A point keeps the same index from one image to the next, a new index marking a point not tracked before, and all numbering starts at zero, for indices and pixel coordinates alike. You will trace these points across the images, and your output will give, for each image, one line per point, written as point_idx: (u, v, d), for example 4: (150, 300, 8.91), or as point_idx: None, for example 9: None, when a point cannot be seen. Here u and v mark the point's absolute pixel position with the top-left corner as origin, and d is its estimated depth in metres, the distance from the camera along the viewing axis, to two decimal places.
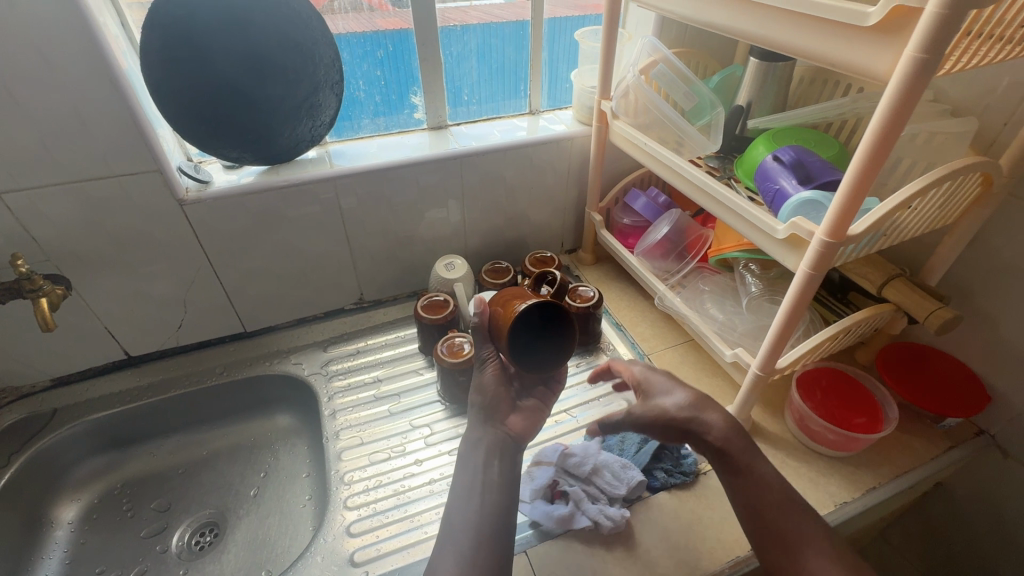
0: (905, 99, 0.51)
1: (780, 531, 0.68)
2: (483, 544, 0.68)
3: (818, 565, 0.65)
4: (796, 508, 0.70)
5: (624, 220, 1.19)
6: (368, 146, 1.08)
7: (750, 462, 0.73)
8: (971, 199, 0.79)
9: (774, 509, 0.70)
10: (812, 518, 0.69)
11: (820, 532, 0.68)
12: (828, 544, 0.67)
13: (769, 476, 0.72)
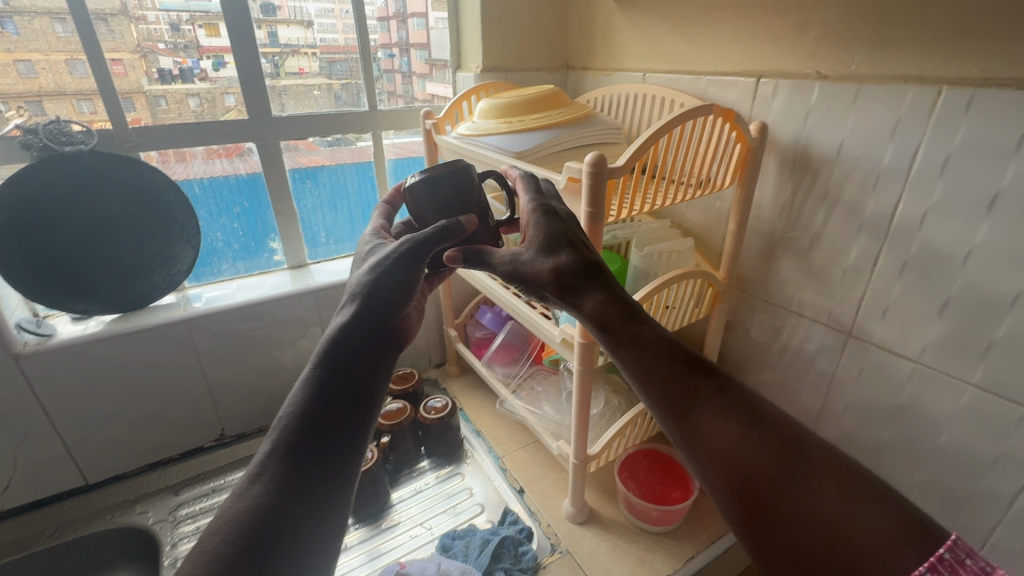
0: (593, 235, 0.71)
1: (671, 400, 0.51)
2: (295, 482, 0.47)
3: (716, 430, 0.48)
4: (688, 367, 0.53)
5: (476, 334, 1.33)
6: (227, 289, 1.19)
7: (635, 329, 0.56)
8: (713, 297, 1.00)
9: (662, 372, 0.53)
10: (708, 375, 0.52)
11: (724, 388, 0.50)
12: (730, 402, 0.49)
13: (657, 338, 0.55)
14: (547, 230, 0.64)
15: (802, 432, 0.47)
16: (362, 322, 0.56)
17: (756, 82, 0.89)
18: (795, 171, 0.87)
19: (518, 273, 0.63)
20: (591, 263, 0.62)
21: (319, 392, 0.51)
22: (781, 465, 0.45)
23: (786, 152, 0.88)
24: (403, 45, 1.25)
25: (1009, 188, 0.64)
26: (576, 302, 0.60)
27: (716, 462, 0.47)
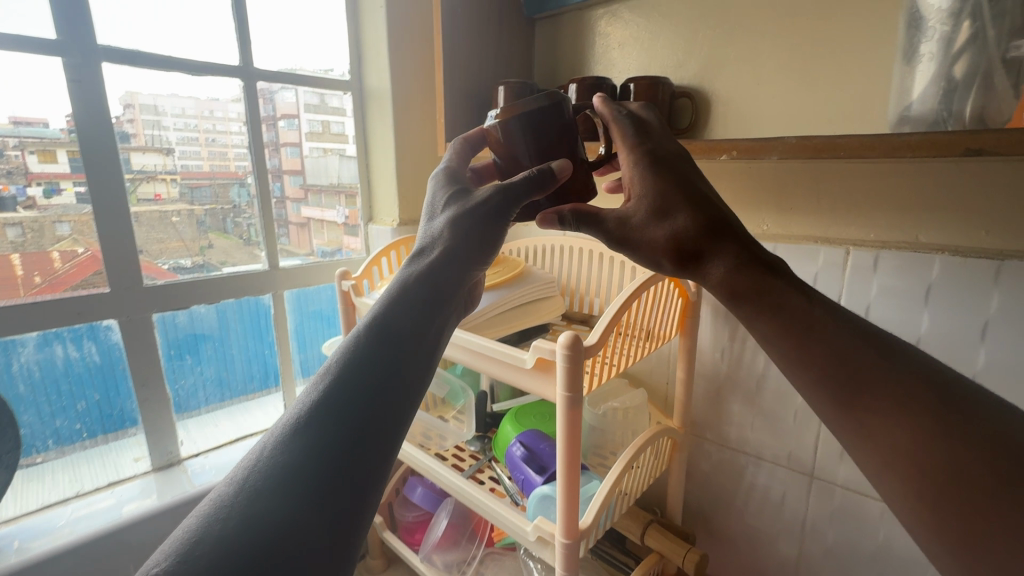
0: (573, 417, 0.63)
1: (842, 390, 0.49)
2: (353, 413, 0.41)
3: (895, 421, 0.45)
4: (865, 351, 0.48)
5: (407, 515, 1.12)
6: (58, 519, 0.87)
7: (776, 302, 0.53)
8: (671, 446, 0.95)
9: (824, 351, 0.50)
10: (892, 363, 0.47)
11: (905, 369, 0.47)
12: (919, 392, 0.45)
13: (808, 311, 0.51)
14: (660, 184, 0.56)
15: (1022, 425, 0.42)
16: (427, 275, 0.52)
17: None
18: (729, 318, 0.91)
19: (627, 241, 0.57)
20: (717, 223, 0.55)
21: (373, 347, 0.45)
22: (996, 469, 0.40)
23: (717, 302, 0.91)
24: (276, 171, 1.07)
25: (928, 335, 0.71)
26: (699, 270, 0.56)
27: (909, 462, 0.44)
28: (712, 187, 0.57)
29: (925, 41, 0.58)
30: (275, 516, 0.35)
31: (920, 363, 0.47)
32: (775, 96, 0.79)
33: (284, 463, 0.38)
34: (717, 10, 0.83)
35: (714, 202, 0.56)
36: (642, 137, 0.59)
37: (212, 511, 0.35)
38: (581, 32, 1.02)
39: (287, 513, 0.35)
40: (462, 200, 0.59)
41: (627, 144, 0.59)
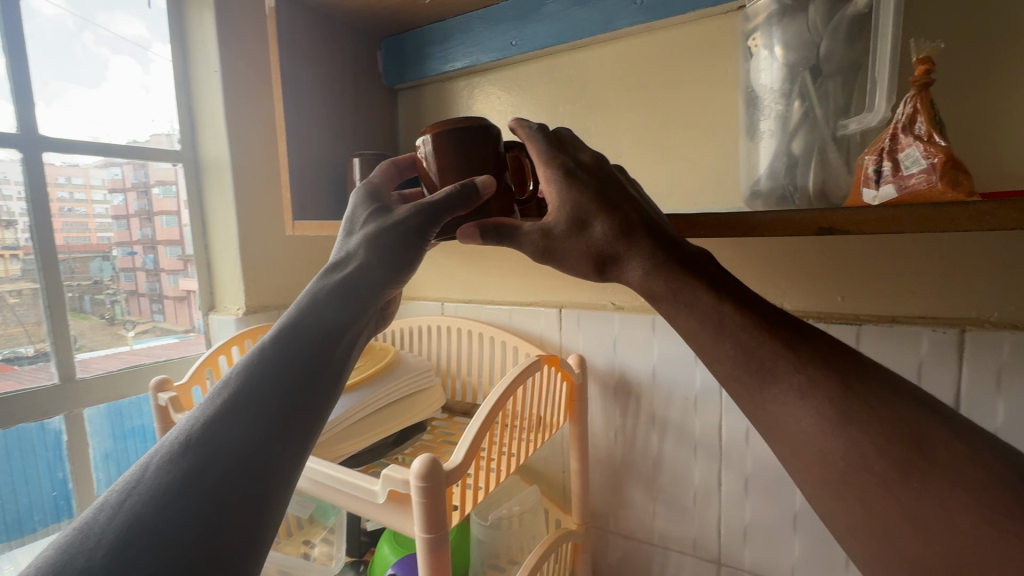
0: (438, 558, 0.50)
1: (746, 384, 0.42)
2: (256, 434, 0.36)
3: (797, 410, 0.40)
4: (762, 335, 0.42)
5: None
6: None
7: (687, 301, 0.44)
8: (573, 548, 0.83)
9: (738, 346, 0.42)
10: (792, 345, 0.41)
11: (815, 357, 0.40)
12: (817, 375, 0.40)
13: (716, 305, 0.43)
14: (565, 193, 0.47)
15: (912, 407, 0.38)
16: (340, 290, 0.45)
17: (558, 313, 0.87)
18: (619, 396, 0.84)
19: (553, 254, 0.48)
20: (636, 227, 0.46)
21: (279, 362, 0.40)
22: (893, 460, 0.36)
23: (604, 379, 0.85)
24: (147, 243, 0.98)
25: None
26: (614, 276, 0.48)
27: (812, 457, 0.39)
28: (636, 192, 0.50)
29: (763, 119, 0.58)
30: (157, 552, 0.29)
31: (825, 346, 0.41)
32: (636, 168, 0.78)
33: (167, 492, 0.32)
34: (575, 83, 0.82)
35: (631, 208, 0.47)
36: (547, 149, 0.50)
37: (73, 549, 0.29)
38: (444, 103, 0.97)
39: (166, 551, 0.30)
40: (383, 215, 0.51)
41: (537, 161, 0.50)
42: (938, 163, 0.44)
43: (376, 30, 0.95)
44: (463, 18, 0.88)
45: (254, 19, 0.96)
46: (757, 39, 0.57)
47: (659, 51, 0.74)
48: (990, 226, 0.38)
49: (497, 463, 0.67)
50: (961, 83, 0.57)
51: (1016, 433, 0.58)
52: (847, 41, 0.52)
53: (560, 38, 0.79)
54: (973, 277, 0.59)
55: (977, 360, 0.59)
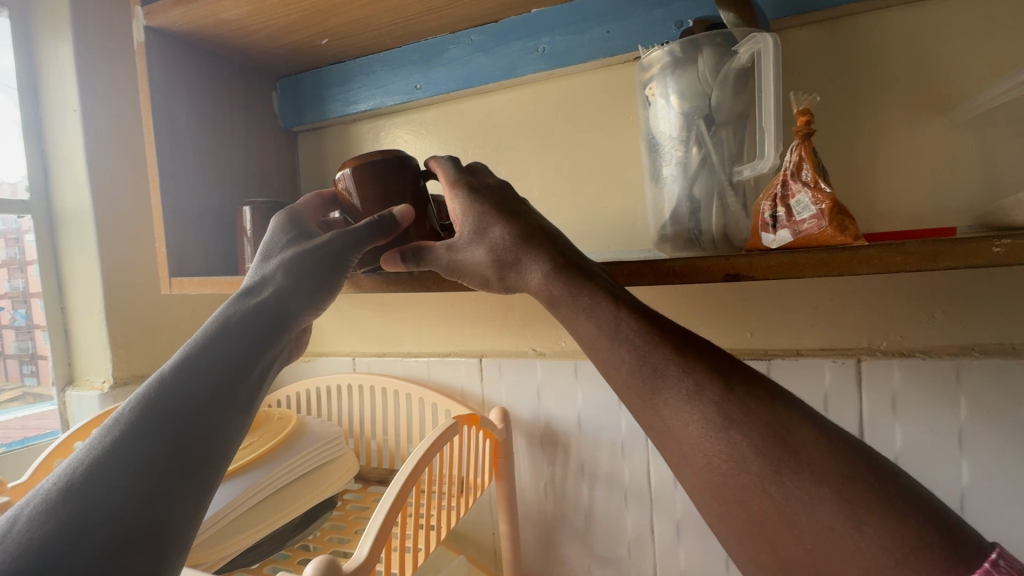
0: None
1: (637, 389, 0.40)
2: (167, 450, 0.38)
3: (683, 410, 0.38)
4: (652, 342, 0.40)
5: None
6: None
7: (585, 306, 0.42)
8: None
9: (629, 350, 0.40)
10: (681, 349, 0.40)
11: (701, 360, 0.39)
12: (702, 376, 0.38)
13: (612, 310, 0.42)
14: (470, 203, 0.48)
15: (788, 407, 0.37)
16: (254, 311, 0.48)
17: (479, 363, 0.82)
18: (546, 447, 0.80)
19: (456, 269, 0.49)
20: (535, 231, 0.46)
21: (194, 374, 0.42)
22: (769, 460, 0.35)
23: (530, 430, 0.80)
24: (18, 296, 0.85)
25: None
26: (513, 281, 0.46)
27: (698, 461, 0.37)
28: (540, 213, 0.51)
29: (665, 165, 0.59)
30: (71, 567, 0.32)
31: (712, 350, 0.40)
32: (549, 211, 0.77)
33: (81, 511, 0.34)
34: (482, 127, 0.81)
35: (533, 218, 0.48)
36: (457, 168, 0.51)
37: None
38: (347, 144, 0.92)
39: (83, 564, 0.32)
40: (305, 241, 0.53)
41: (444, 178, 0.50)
42: (826, 209, 0.45)
43: (269, 69, 0.89)
44: (365, 60, 0.85)
45: (125, 55, 0.86)
46: (654, 88, 0.58)
47: (563, 96, 0.75)
48: (880, 269, 0.39)
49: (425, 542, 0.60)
50: (834, 131, 0.62)
51: (914, 454, 0.61)
52: (735, 92, 0.54)
53: (465, 82, 0.78)
54: (862, 309, 0.63)
55: (874, 386, 0.62)
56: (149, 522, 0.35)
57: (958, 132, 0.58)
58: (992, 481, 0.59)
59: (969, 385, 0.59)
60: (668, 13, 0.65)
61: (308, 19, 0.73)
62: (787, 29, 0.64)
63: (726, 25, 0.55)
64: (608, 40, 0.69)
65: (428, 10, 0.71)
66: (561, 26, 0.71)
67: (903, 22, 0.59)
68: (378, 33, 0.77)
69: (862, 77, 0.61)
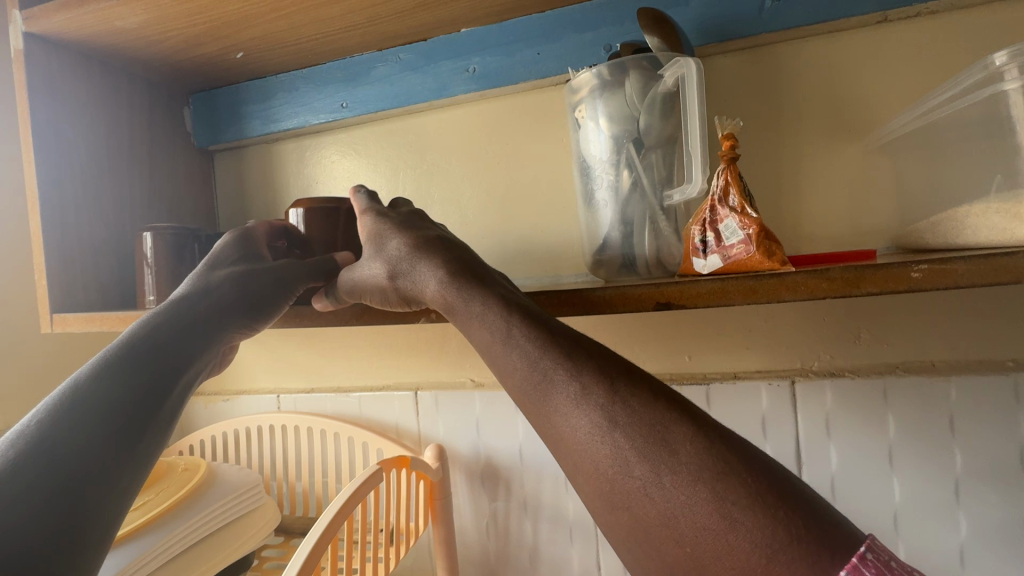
0: None
1: (529, 396, 0.38)
2: (125, 409, 0.40)
3: (571, 413, 0.36)
4: (544, 346, 0.39)
5: None
6: None
7: (476, 314, 0.42)
8: None
9: (519, 356, 0.39)
10: (570, 351, 0.38)
11: (589, 362, 0.38)
12: (588, 378, 0.37)
13: (502, 316, 0.41)
14: (375, 223, 0.50)
15: (672, 403, 0.36)
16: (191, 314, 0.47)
17: (414, 396, 0.77)
18: (486, 484, 0.75)
19: (358, 288, 0.50)
20: (431, 243, 0.47)
21: (148, 347, 0.44)
22: (650, 461, 0.34)
23: (469, 466, 0.76)
24: None
25: None
26: (410, 291, 0.47)
27: (587, 468, 0.35)
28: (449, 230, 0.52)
29: (598, 188, 0.57)
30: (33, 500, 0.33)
31: (600, 350, 0.39)
32: (484, 235, 0.74)
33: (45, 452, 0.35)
34: (413, 148, 0.77)
35: (431, 232, 0.49)
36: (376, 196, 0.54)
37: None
38: (269, 164, 0.86)
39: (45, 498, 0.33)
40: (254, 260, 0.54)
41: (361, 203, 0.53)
42: (752, 234, 0.45)
43: (180, 84, 0.82)
44: (287, 77, 0.80)
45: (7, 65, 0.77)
46: (582, 111, 0.57)
47: (496, 117, 0.73)
48: (805, 296, 0.39)
49: None
50: (759, 156, 0.63)
51: (849, 474, 0.61)
52: (662, 116, 0.54)
53: (393, 102, 0.74)
54: (794, 331, 0.64)
55: (808, 407, 0.62)
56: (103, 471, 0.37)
57: (871, 157, 0.60)
58: (921, 497, 0.59)
59: (894, 403, 0.60)
60: (597, 37, 0.65)
61: (218, 31, 0.68)
62: (712, 56, 0.65)
63: (651, 50, 0.55)
64: (538, 62, 0.67)
65: (351, 26, 0.68)
66: (491, 46, 0.69)
67: (817, 52, 0.62)
68: (298, 48, 0.73)
69: (782, 104, 0.63)
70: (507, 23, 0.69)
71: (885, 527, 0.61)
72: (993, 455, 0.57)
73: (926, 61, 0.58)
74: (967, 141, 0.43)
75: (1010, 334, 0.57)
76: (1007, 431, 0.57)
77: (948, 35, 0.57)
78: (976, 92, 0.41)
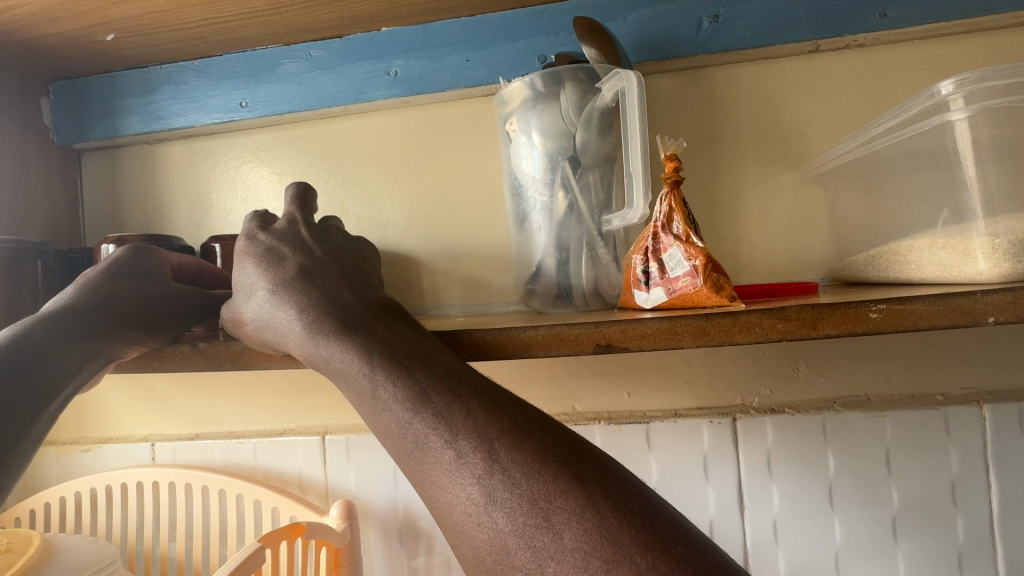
0: None
1: (409, 467, 0.35)
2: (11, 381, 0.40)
3: (447, 484, 0.33)
4: (419, 407, 0.35)
5: None
6: None
7: (345, 373, 0.38)
8: None
9: (392, 419, 0.36)
10: (446, 408, 0.34)
11: (466, 424, 0.34)
12: (464, 443, 0.33)
13: (371, 374, 0.37)
14: (247, 251, 0.45)
15: (562, 470, 0.32)
16: (81, 319, 0.45)
17: (321, 442, 0.66)
18: (406, 541, 0.65)
19: (233, 327, 0.45)
20: (296, 282, 0.42)
21: (60, 325, 0.44)
22: (530, 547, 0.30)
23: (385, 521, 0.66)
24: None
25: None
26: (280, 342, 0.42)
27: (467, 553, 0.32)
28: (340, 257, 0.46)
29: (530, 211, 0.51)
30: None
31: (484, 405, 0.34)
32: (406, 257, 0.66)
33: None
34: (325, 157, 0.68)
35: (301, 261, 0.44)
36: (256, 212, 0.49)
37: None
38: (149, 169, 0.73)
39: None
40: (156, 279, 0.50)
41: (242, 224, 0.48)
42: (699, 266, 0.40)
43: (35, 68, 0.68)
44: (174, 68, 0.68)
45: None
46: (514, 124, 0.51)
47: (420, 127, 0.65)
48: (760, 338, 0.34)
49: None
50: (699, 181, 0.60)
51: (791, 517, 0.58)
52: (600, 134, 0.49)
53: (301, 104, 0.65)
54: (735, 365, 0.60)
55: (750, 445, 0.59)
56: None
57: (807, 187, 0.59)
58: (861, 538, 0.57)
59: (833, 438, 0.58)
60: (531, 46, 0.60)
61: (76, 5, 0.56)
62: (650, 75, 0.62)
63: (589, 61, 0.50)
64: (467, 69, 0.61)
65: (249, 13, 0.59)
66: (415, 49, 0.62)
67: (754, 78, 0.60)
68: (186, 34, 0.62)
69: (720, 129, 0.60)
70: (434, 24, 0.62)
71: (827, 571, 0.58)
72: (925, 490, 0.56)
73: (856, 93, 0.58)
74: (914, 170, 0.41)
75: (940, 365, 0.57)
76: (939, 464, 0.56)
77: (876, 69, 0.58)
78: (923, 121, 0.39)
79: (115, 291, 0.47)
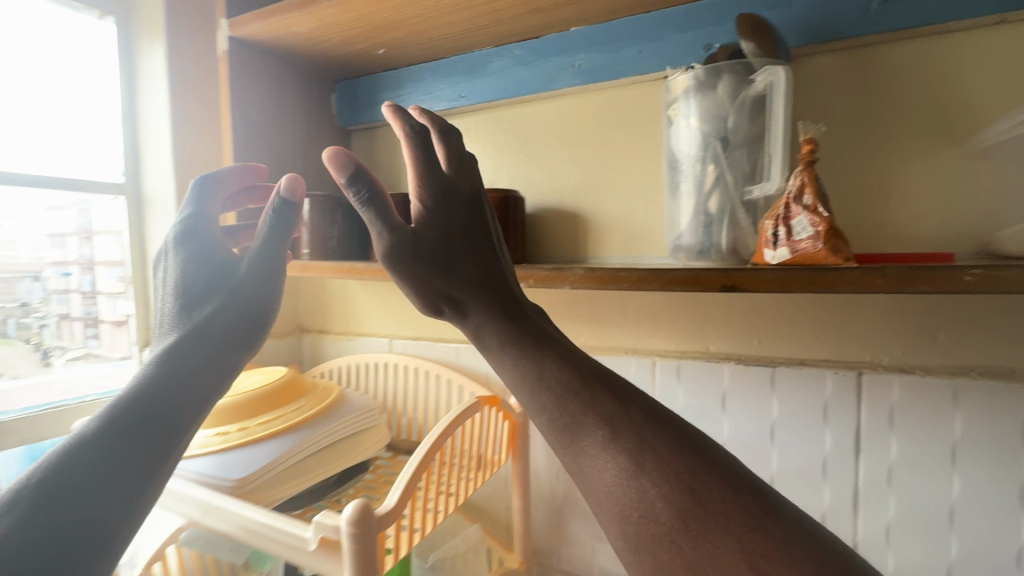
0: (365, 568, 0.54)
1: (559, 440, 0.36)
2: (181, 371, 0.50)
3: (597, 459, 0.34)
4: (577, 394, 0.36)
5: None
6: None
7: (506, 351, 0.40)
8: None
9: (547, 396, 0.37)
10: (600, 397, 0.35)
11: (617, 405, 0.35)
12: (615, 425, 0.34)
13: (536, 355, 0.39)
14: (449, 189, 0.47)
15: (701, 454, 0.33)
16: (221, 307, 0.54)
17: None
18: None
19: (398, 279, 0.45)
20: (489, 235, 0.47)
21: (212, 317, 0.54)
22: (675, 510, 0.30)
23: None
24: (85, 263, 1.03)
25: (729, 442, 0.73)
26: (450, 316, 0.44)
27: (609, 515, 0.33)
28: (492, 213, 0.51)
29: (684, 180, 0.64)
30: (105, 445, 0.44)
31: (632, 397, 0.36)
32: (577, 215, 0.83)
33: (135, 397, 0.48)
34: (519, 134, 0.87)
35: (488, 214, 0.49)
36: (418, 142, 0.47)
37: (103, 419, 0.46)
38: (394, 143, 1.00)
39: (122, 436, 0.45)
40: (225, 281, 0.55)
41: (410, 164, 0.47)
42: (821, 232, 0.50)
43: (329, 74, 0.99)
44: (415, 69, 0.93)
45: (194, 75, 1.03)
46: (677, 109, 0.63)
47: (595, 108, 0.80)
48: (859, 289, 0.44)
49: (442, 505, 0.70)
50: (850, 156, 0.66)
51: (907, 468, 0.64)
52: (750, 117, 0.59)
53: (504, 93, 0.84)
54: (867, 325, 0.66)
55: (873, 399, 0.66)
56: (157, 421, 0.47)
57: (969, 161, 0.60)
58: (983, 497, 0.61)
59: (964, 403, 0.62)
60: (697, 36, 0.70)
61: (366, 34, 0.82)
62: (810, 56, 0.67)
63: (746, 54, 0.58)
64: (639, 60, 0.74)
65: (474, 28, 0.78)
66: (597, 45, 0.76)
67: (923, 53, 0.62)
68: (428, 45, 0.85)
69: (879, 106, 0.64)
70: (612, 23, 0.75)
71: (939, 519, 0.63)
72: None
73: None
74: None
75: None
76: None
77: None
78: None
79: (196, 318, 0.53)
